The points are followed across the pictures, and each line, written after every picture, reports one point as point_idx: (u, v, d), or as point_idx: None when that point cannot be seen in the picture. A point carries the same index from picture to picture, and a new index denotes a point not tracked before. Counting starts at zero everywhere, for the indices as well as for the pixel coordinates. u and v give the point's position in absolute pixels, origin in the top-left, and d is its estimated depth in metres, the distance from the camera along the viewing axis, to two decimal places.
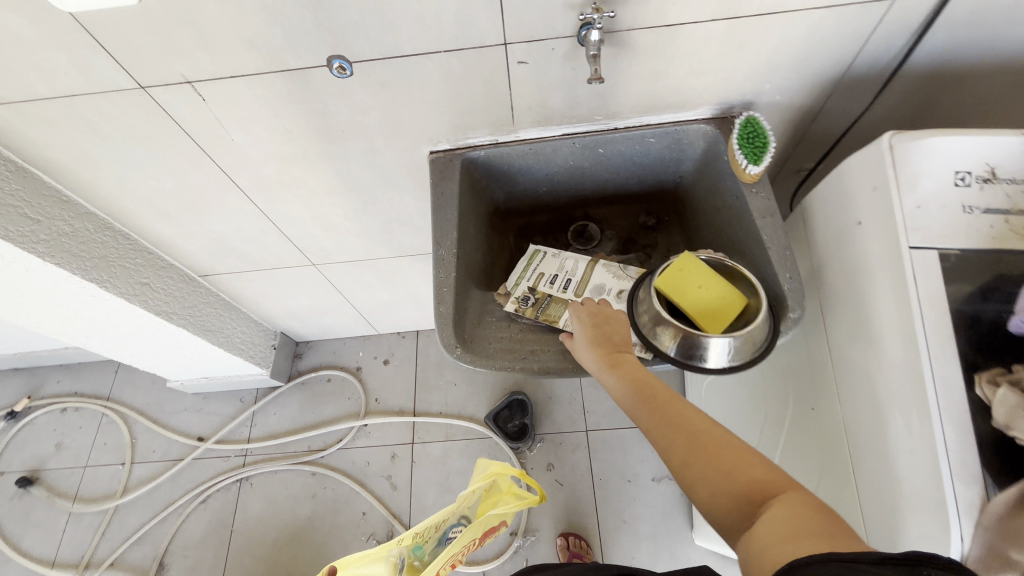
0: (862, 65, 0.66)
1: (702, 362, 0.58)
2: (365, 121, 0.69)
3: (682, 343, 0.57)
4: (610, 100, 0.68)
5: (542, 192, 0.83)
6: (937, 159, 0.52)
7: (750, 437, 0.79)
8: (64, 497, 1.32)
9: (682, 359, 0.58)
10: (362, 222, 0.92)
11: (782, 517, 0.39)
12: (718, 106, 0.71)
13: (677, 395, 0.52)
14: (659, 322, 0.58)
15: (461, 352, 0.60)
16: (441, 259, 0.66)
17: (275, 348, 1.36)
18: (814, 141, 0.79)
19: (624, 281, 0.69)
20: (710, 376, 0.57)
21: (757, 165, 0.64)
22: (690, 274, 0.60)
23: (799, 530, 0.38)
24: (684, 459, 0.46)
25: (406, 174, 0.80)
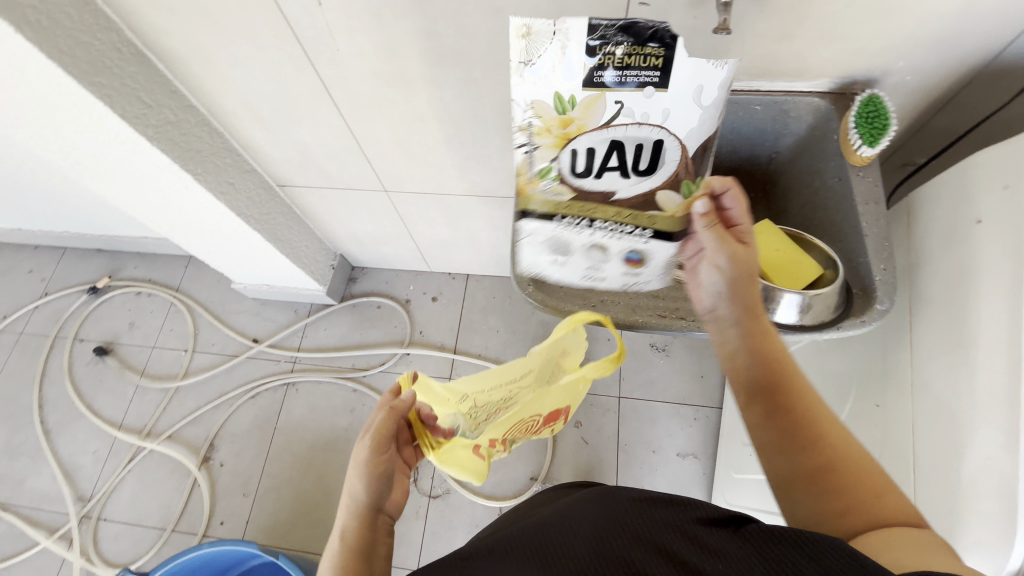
0: (1016, 53, 0.60)
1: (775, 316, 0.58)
2: (469, 47, 0.68)
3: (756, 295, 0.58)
4: (724, 58, 0.65)
5: None
6: None
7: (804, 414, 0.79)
8: (133, 370, 1.45)
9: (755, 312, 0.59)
10: (441, 154, 0.92)
11: (913, 538, 0.40)
12: (838, 80, 0.67)
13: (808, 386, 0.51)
14: None
15: (534, 291, 0.63)
16: None
17: (334, 268, 1.42)
18: (933, 133, 0.74)
19: None
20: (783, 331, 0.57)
21: (872, 147, 0.61)
22: (768, 237, 0.62)
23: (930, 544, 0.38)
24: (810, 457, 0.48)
25: (495, 110, 0.79)
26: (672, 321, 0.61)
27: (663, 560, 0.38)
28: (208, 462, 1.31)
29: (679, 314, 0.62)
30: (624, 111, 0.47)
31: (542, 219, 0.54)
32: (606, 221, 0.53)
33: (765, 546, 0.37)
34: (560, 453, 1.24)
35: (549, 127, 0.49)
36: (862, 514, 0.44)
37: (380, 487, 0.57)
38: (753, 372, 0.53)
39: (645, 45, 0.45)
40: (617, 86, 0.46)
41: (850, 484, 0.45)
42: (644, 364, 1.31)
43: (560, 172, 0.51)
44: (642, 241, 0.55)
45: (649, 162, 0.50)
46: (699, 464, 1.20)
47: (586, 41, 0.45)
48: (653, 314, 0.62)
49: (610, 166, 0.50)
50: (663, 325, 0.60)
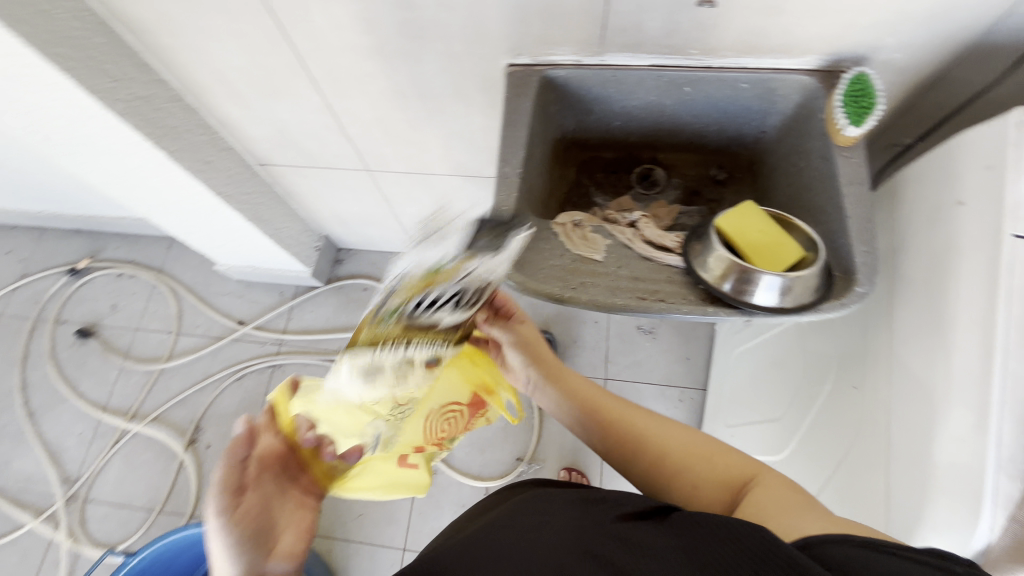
0: (1004, 30, 0.59)
1: (754, 301, 0.57)
2: (448, 20, 0.66)
3: (736, 279, 0.57)
4: (709, 33, 0.63)
5: (614, 127, 0.79)
6: None
7: (790, 389, 0.79)
8: (117, 353, 1.43)
9: (735, 296, 0.57)
10: (423, 132, 0.90)
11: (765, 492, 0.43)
12: (827, 57, 0.65)
13: (621, 402, 0.57)
14: (715, 259, 0.58)
15: (512, 273, 0.60)
16: (505, 176, 0.65)
17: (319, 249, 1.40)
18: (921, 114, 0.73)
19: (666, 238, 0.66)
20: (761, 315, 0.56)
21: (858, 127, 0.60)
22: (752, 218, 0.60)
23: (784, 499, 0.42)
24: (649, 468, 0.51)
25: (478, 87, 0.77)
26: (652, 303, 0.59)
27: (590, 562, 0.35)
28: (194, 444, 1.31)
29: (660, 297, 0.59)
30: (487, 270, 0.39)
31: (353, 356, 0.34)
32: (423, 347, 0.39)
33: (689, 535, 0.36)
34: (546, 434, 1.25)
35: (418, 278, 0.34)
36: (713, 490, 0.47)
37: (249, 550, 0.43)
38: (582, 412, 0.58)
39: (503, 229, 0.41)
40: (485, 247, 0.38)
41: (689, 464, 0.50)
42: (631, 346, 1.32)
43: (400, 316, 0.34)
44: (443, 344, 0.43)
45: (479, 294, 0.42)
46: None
47: (468, 233, 0.40)
48: (632, 296, 0.59)
49: (447, 304, 0.37)
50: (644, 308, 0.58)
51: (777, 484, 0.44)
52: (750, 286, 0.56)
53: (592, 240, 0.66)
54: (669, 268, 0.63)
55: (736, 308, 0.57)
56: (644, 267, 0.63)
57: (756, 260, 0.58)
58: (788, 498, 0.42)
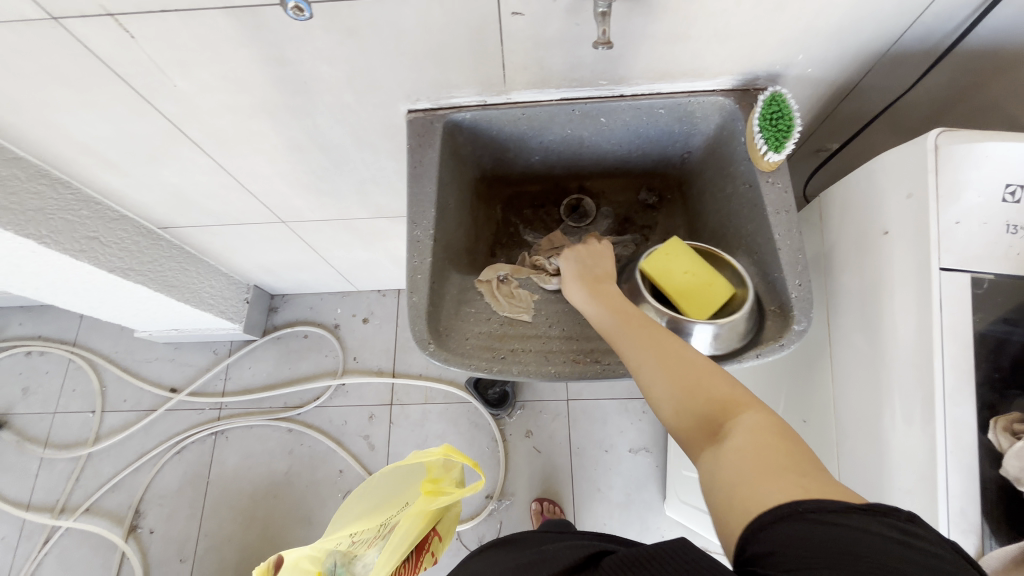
0: (912, 39, 0.56)
1: None
2: (332, 73, 0.59)
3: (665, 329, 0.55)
4: (618, 65, 0.59)
5: (534, 160, 0.75)
6: (987, 167, 0.45)
7: None
8: (35, 442, 1.30)
9: None
10: (335, 181, 0.83)
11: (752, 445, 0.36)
12: (741, 77, 0.62)
13: (654, 322, 0.49)
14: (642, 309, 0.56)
15: (435, 349, 0.54)
16: (417, 241, 0.59)
17: (249, 301, 1.30)
18: (842, 122, 0.72)
19: None
20: None
21: (778, 153, 0.57)
22: (677, 258, 0.57)
23: (765, 454, 0.35)
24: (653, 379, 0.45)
25: (382, 134, 0.70)
26: (587, 367, 0.54)
27: None
28: (135, 531, 1.20)
29: (594, 357, 0.55)
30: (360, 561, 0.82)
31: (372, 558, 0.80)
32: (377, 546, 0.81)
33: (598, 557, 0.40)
34: (513, 466, 1.21)
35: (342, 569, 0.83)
36: (691, 434, 0.41)
37: None
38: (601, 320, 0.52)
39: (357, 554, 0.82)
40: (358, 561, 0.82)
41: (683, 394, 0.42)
42: None
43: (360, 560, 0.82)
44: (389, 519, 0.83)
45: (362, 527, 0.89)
46: (652, 457, 1.20)
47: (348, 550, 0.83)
48: (565, 360, 0.55)
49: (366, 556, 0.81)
50: (579, 374, 0.53)
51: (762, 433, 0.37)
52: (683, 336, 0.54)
53: (519, 296, 0.62)
54: None
55: None
56: (576, 322, 0.59)
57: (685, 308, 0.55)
58: (762, 456, 0.35)
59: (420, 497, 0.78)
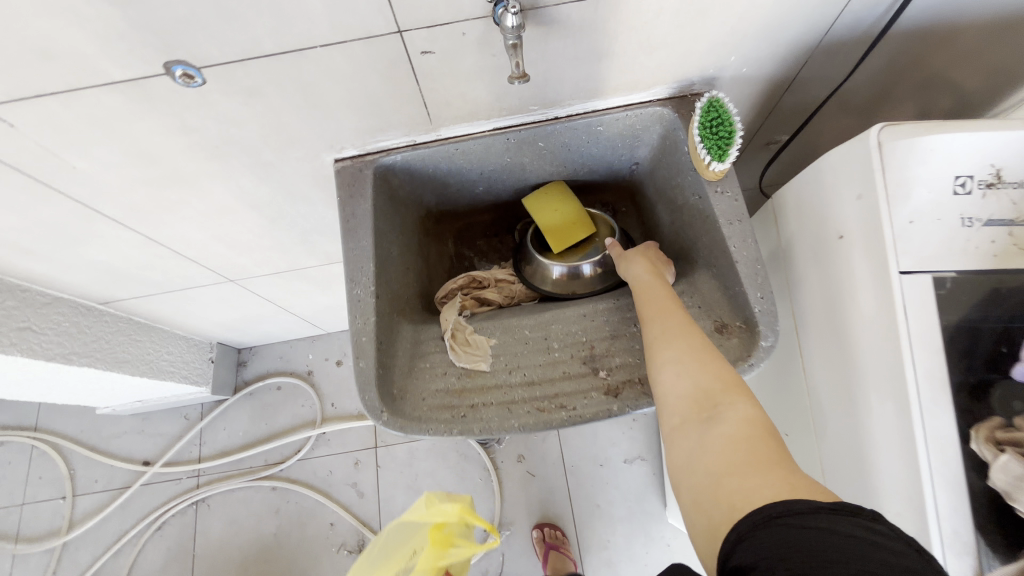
0: (843, 27, 0.54)
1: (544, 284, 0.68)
2: (243, 134, 0.55)
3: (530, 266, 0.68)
4: (545, 89, 0.56)
5: (480, 192, 0.71)
6: (934, 161, 0.43)
7: None
8: (5, 539, 1.22)
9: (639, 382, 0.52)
10: (275, 236, 0.78)
11: (735, 438, 0.40)
12: (676, 85, 0.59)
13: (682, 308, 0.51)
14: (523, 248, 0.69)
15: (389, 418, 0.51)
16: (358, 301, 0.55)
17: (214, 361, 1.24)
18: (786, 114, 0.70)
19: (557, 319, 0.59)
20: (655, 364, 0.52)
21: (722, 162, 0.54)
22: (552, 201, 0.68)
23: (750, 451, 0.38)
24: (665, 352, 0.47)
25: (313, 186, 0.66)
26: (552, 415, 0.51)
27: None
28: None
29: (560, 402, 0.52)
30: None
31: None
32: None
33: None
34: (509, 495, 1.17)
35: None
36: (680, 413, 0.44)
37: None
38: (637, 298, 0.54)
39: None
40: None
41: (692, 376, 0.45)
42: None
43: None
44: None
45: None
46: (648, 465, 1.17)
47: None
48: (530, 410, 0.51)
49: None
50: (545, 424, 0.50)
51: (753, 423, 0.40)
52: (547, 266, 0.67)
53: (475, 343, 0.58)
54: (568, 358, 0.55)
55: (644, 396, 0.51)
56: (538, 365, 0.55)
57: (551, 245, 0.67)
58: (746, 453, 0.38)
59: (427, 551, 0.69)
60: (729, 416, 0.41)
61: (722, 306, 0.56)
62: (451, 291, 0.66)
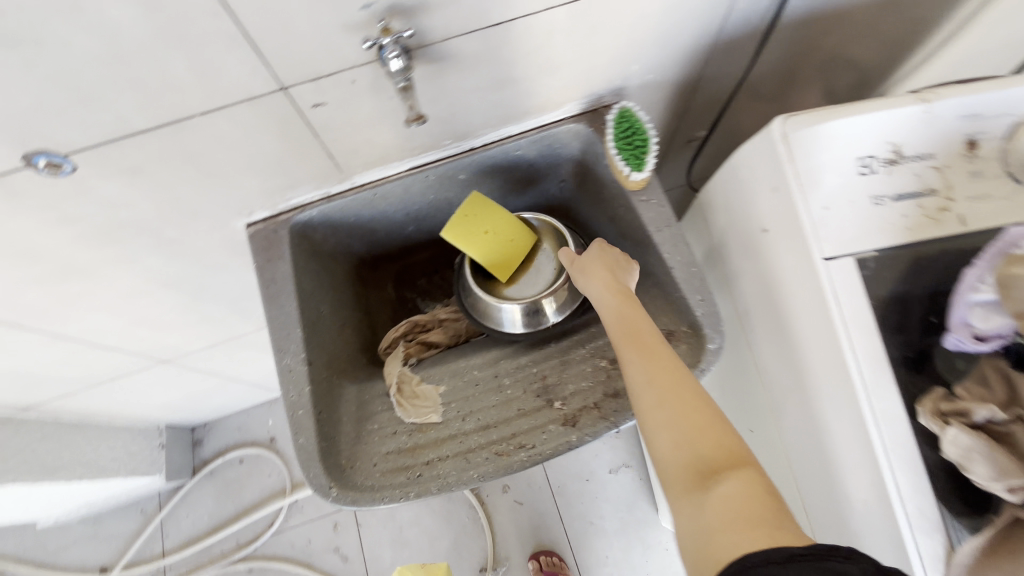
0: (735, 24, 0.55)
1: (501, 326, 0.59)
2: (136, 215, 0.51)
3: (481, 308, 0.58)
4: (453, 123, 0.54)
5: (410, 232, 0.69)
6: (836, 146, 0.44)
7: None
8: None
9: (594, 406, 0.50)
10: (202, 309, 0.73)
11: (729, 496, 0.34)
12: (586, 100, 0.59)
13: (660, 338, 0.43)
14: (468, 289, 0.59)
15: (339, 493, 0.47)
16: (289, 371, 0.51)
17: (165, 446, 1.16)
18: (700, 111, 0.71)
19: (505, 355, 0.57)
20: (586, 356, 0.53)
21: (641, 171, 0.54)
22: (477, 221, 0.57)
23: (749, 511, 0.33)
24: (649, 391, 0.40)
25: (230, 253, 0.62)
26: (511, 457, 0.48)
27: None
28: None
29: (518, 441, 0.49)
30: None
31: None
32: None
33: None
34: (500, 529, 1.13)
35: None
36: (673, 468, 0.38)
37: None
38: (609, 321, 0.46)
39: None
40: None
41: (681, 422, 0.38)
42: None
43: None
44: None
45: None
46: (634, 471, 1.16)
47: None
48: (487, 456, 0.49)
49: None
50: (505, 470, 0.47)
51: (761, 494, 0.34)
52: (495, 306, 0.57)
53: (423, 395, 0.55)
54: (520, 394, 0.53)
55: (604, 420, 0.48)
56: (491, 407, 0.53)
57: (497, 274, 0.58)
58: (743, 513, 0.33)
59: None
60: (727, 479, 0.35)
61: (666, 313, 0.56)
62: (394, 340, 0.62)
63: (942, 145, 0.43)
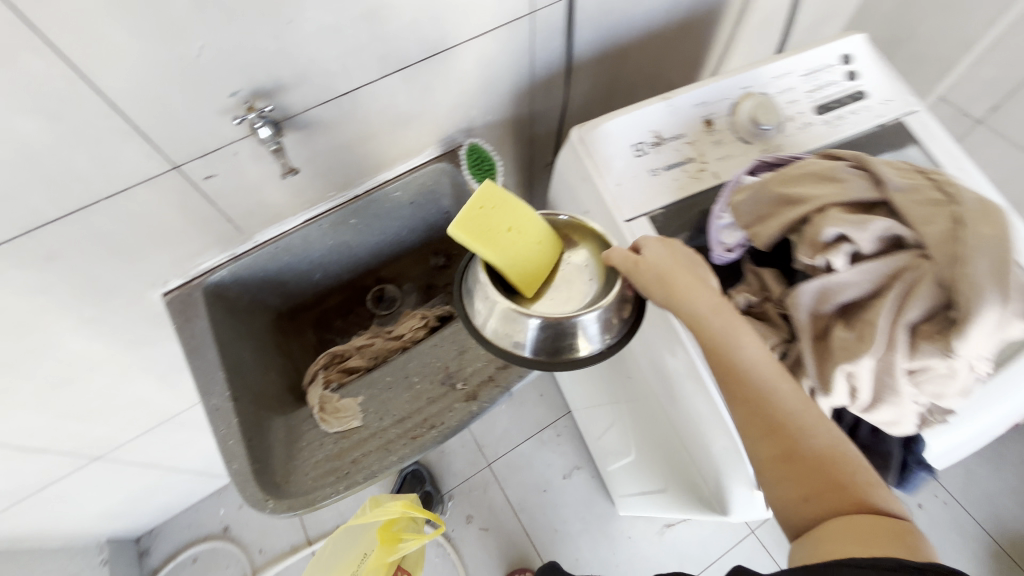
0: (541, 69, 0.72)
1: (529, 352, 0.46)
2: (54, 299, 0.56)
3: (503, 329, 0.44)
4: (333, 176, 0.66)
5: (318, 279, 0.78)
6: (616, 140, 0.59)
7: (604, 395, 0.84)
8: None
9: (487, 380, 0.60)
10: (129, 390, 0.77)
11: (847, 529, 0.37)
12: (441, 143, 0.72)
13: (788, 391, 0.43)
14: (486, 304, 0.45)
15: (276, 504, 0.53)
16: (217, 409, 0.57)
17: (108, 562, 1.10)
18: (545, 138, 0.87)
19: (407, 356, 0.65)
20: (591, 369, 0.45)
21: (491, 186, 0.69)
22: (496, 214, 0.43)
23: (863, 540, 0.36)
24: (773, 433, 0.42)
25: (149, 325, 0.68)
26: (425, 437, 0.56)
27: None
28: None
29: (430, 424, 0.58)
30: None
31: None
32: None
33: None
34: (470, 560, 1.15)
35: None
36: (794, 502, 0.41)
37: None
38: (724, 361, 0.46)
39: None
40: None
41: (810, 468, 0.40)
42: (492, 420, 1.29)
43: None
44: None
45: None
46: (585, 472, 1.23)
47: None
48: (404, 442, 0.57)
49: None
50: (420, 448, 0.55)
51: (880, 537, 0.36)
52: (524, 323, 0.43)
53: (344, 407, 0.61)
54: (427, 386, 0.61)
55: (496, 389, 0.59)
56: (404, 402, 0.60)
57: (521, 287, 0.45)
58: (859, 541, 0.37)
59: (378, 550, 0.74)
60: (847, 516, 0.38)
61: None
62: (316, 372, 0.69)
63: (688, 126, 0.59)
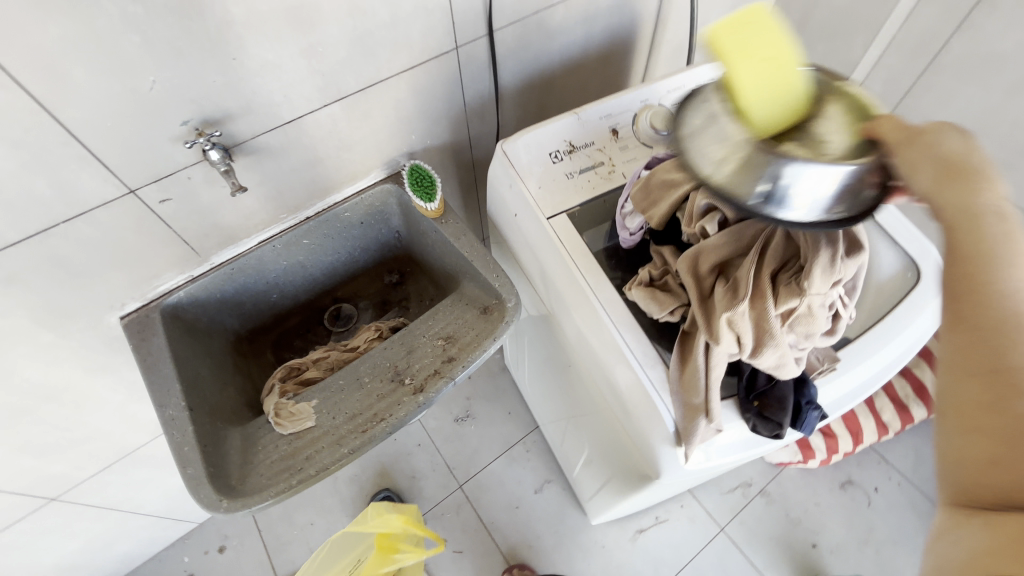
0: (472, 97, 0.80)
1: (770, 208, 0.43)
2: (11, 324, 0.59)
3: (755, 174, 0.41)
4: (284, 198, 0.72)
5: (275, 299, 0.82)
6: (535, 149, 0.66)
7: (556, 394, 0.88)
8: None
9: (434, 373, 0.64)
10: (86, 421, 0.78)
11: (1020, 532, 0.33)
12: (385, 166, 0.80)
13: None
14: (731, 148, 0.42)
15: (229, 503, 0.54)
16: (172, 419, 0.60)
17: None
18: (485, 161, 0.95)
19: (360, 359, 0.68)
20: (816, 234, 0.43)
21: (432, 201, 0.74)
22: (769, 41, 0.35)
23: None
24: (985, 390, 0.35)
25: (106, 351, 0.70)
26: (375, 429, 0.60)
27: None
28: None
29: (379, 417, 0.61)
30: None
31: None
32: None
33: None
34: None
35: None
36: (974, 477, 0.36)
37: None
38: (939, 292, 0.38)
39: None
40: None
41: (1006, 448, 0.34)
42: (461, 441, 1.30)
43: None
44: None
45: None
46: (556, 484, 1.24)
47: None
48: (356, 436, 0.60)
49: None
50: (370, 439, 0.59)
51: None
52: (768, 174, 0.41)
53: (299, 410, 0.64)
54: (378, 383, 0.65)
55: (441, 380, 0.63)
56: (356, 401, 0.64)
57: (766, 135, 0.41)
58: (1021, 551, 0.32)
59: (375, 557, 0.91)
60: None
61: (478, 296, 0.72)
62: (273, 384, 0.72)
63: (597, 135, 0.68)
